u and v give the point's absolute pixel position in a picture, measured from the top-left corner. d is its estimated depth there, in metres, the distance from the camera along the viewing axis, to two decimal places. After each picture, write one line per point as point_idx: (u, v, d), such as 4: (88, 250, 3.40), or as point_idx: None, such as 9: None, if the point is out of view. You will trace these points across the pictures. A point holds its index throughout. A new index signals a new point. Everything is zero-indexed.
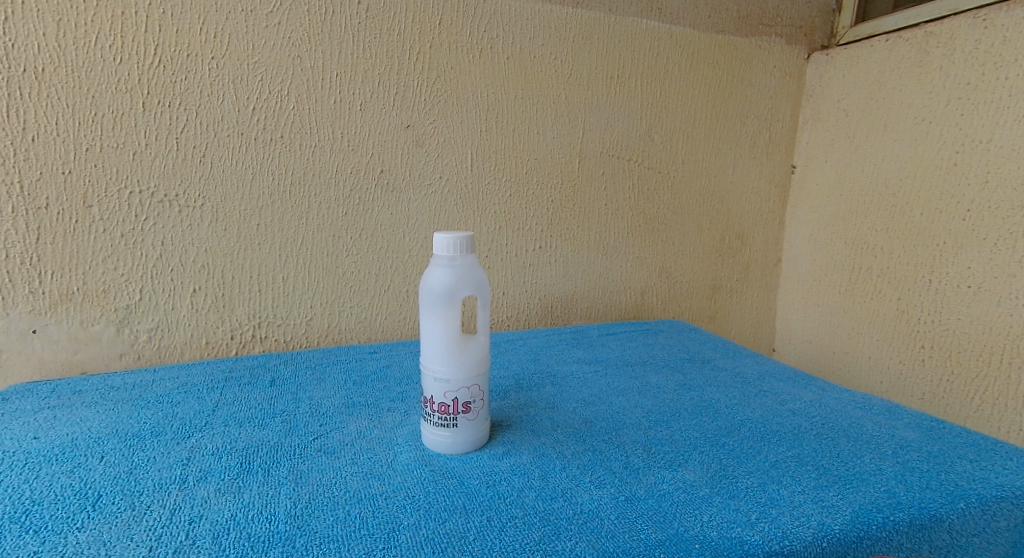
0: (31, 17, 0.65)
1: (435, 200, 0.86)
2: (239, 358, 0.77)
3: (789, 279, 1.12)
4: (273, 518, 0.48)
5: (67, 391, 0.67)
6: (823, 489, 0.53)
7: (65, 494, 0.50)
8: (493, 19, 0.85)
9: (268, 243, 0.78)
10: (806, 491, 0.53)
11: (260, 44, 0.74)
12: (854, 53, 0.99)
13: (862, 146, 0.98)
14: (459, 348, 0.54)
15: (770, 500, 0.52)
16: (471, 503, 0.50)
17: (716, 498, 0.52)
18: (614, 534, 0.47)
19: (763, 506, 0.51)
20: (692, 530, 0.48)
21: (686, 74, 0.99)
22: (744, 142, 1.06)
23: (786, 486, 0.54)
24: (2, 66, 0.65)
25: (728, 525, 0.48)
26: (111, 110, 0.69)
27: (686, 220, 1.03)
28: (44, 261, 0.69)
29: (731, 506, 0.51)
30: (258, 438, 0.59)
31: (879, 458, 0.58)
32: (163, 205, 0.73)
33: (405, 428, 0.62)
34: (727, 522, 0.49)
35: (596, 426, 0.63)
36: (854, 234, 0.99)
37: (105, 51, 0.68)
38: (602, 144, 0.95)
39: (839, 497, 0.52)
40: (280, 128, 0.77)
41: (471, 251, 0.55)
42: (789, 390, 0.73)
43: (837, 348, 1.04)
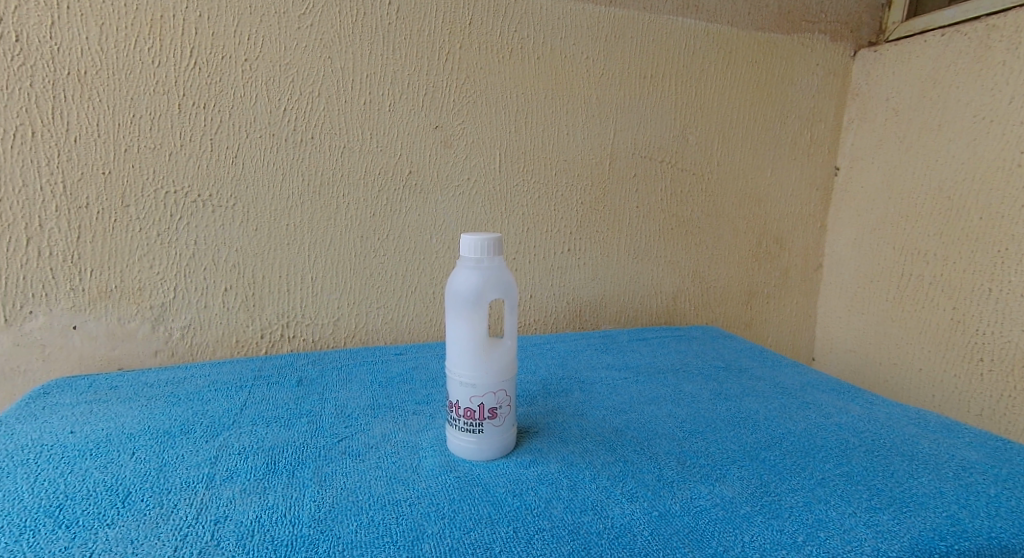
0: (75, 21, 0.67)
1: (464, 201, 0.85)
2: (268, 357, 0.78)
3: (830, 285, 1.08)
4: (296, 521, 0.48)
5: (104, 387, 0.69)
6: (877, 511, 0.50)
7: (97, 489, 0.51)
8: (524, 18, 0.84)
9: (298, 243, 0.79)
10: (858, 513, 0.50)
11: (292, 45, 0.75)
12: (905, 49, 0.94)
13: (914, 147, 0.93)
14: (485, 352, 0.53)
15: (819, 522, 0.49)
16: (497, 513, 0.49)
17: (757, 518, 0.49)
18: (647, 553, 0.46)
19: (810, 528, 0.49)
20: (732, 551, 0.46)
21: (723, 73, 0.96)
22: (784, 142, 1.02)
23: (834, 506, 0.51)
24: (47, 69, 0.67)
25: (772, 548, 0.46)
26: (149, 112, 0.71)
27: (722, 223, 1.00)
28: (84, 259, 0.72)
29: (775, 526, 0.49)
30: (284, 438, 0.59)
31: (939, 480, 0.55)
32: (197, 205, 0.74)
33: (430, 432, 0.61)
34: (771, 545, 0.47)
35: (626, 435, 0.61)
36: (903, 239, 0.95)
37: (144, 54, 0.70)
38: (634, 145, 0.93)
39: (895, 522, 0.49)
40: (310, 129, 0.77)
41: (499, 254, 0.54)
42: (833, 402, 0.70)
43: (884, 359, 0.99)
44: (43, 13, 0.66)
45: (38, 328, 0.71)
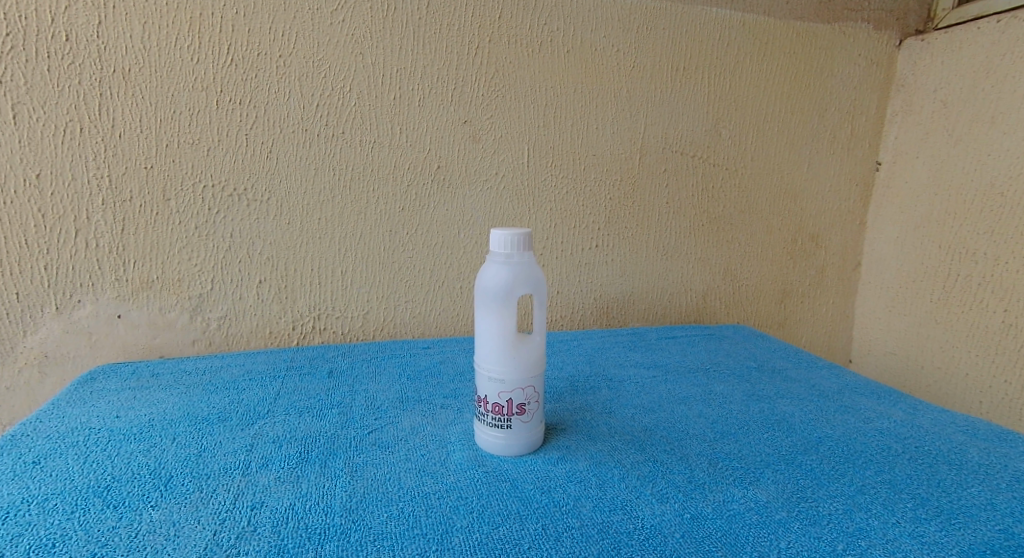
0: (121, 21, 0.70)
1: (492, 196, 0.85)
2: (300, 348, 0.81)
3: (870, 285, 1.04)
4: (329, 510, 0.48)
5: (146, 374, 0.72)
6: (923, 522, 0.49)
7: (142, 472, 0.52)
8: (555, 10, 0.83)
9: (329, 237, 0.81)
10: (902, 523, 0.48)
11: (324, 41, 0.76)
12: (957, 36, 0.89)
13: (963, 140, 0.88)
14: (514, 348, 0.53)
15: (860, 531, 0.48)
16: (526, 510, 0.49)
17: (793, 524, 0.48)
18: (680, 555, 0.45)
19: (850, 536, 0.47)
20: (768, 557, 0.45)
21: (758, 65, 0.93)
22: (822, 136, 0.98)
23: (876, 515, 0.49)
24: (94, 68, 0.70)
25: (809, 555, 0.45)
26: (188, 108, 0.73)
27: (755, 220, 0.98)
28: (129, 250, 0.75)
29: (813, 533, 0.47)
30: (316, 429, 0.59)
31: (991, 491, 0.52)
32: (233, 199, 0.77)
33: (458, 426, 0.61)
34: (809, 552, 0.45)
35: (656, 434, 0.60)
36: (950, 238, 0.90)
37: (184, 52, 0.72)
38: (664, 140, 0.91)
39: (942, 534, 0.47)
40: (342, 124, 0.78)
41: (529, 249, 0.53)
42: (873, 407, 0.68)
43: (927, 362, 0.95)
44: (91, 13, 0.69)
45: (86, 316, 0.75)
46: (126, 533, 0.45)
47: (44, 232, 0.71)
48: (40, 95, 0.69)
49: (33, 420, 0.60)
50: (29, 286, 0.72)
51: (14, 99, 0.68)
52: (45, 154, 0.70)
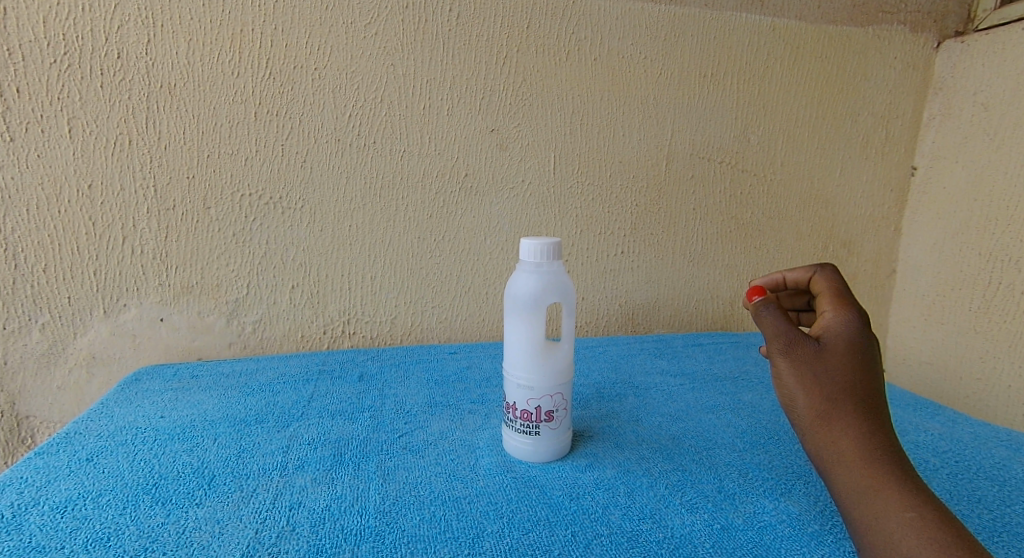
0: (169, 38, 0.73)
1: (518, 203, 0.86)
2: (330, 353, 0.83)
3: (905, 293, 1.01)
4: (364, 512, 0.49)
5: (186, 376, 0.74)
6: None
7: (186, 471, 0.54)
8: (582, 19, 0.83)
9: (359, 244, 0.83)
10: None
11: (357, 54, 0.78)
12: (999, 38, 0.87)
13: (1006, 145, 0.86)
14: (543, 356, 0.53)
15: None
16: (554, 516, 0.49)
17: (827, 537, 0.48)
18: None
19: None
20: None
21: (789, 70, 0.92)
22: (855, 141, 0.96)
23: None
24: (143, 83, 0.73)
25: None
26: (228, 120, 0.76)
27: (784, 226, 0.96)
28: (171, 257, 0.78)
29: (846, 547, 0.47)
30: (348, 431, 0.61)
31: None
32: (269, 207, 0.79)
33: (486, 431, 0.62)
34: None
35: (684, 443, 0.60)
36: (991, 245, 0.88)
37: (226, 67, 0.75)
38: (692, 146, 0.91)
39: None
40: (373, 134, 0.80)
41: (559, 258, 0.53)
42: (909, 419, 0.66)
43: (966, 374, 0.93)
44: (141, 32, 0.72)
45: (130, 320, 0.78)
46: (174, 530, 0.47)
47: (95, 239, 0.75)
48: (92, 109, 0.72)
49: (84, 419, 0.63)
50: (79, 290, 0.76)
51: (69, 114, 0.72)
52: (96, 164, 0.73)
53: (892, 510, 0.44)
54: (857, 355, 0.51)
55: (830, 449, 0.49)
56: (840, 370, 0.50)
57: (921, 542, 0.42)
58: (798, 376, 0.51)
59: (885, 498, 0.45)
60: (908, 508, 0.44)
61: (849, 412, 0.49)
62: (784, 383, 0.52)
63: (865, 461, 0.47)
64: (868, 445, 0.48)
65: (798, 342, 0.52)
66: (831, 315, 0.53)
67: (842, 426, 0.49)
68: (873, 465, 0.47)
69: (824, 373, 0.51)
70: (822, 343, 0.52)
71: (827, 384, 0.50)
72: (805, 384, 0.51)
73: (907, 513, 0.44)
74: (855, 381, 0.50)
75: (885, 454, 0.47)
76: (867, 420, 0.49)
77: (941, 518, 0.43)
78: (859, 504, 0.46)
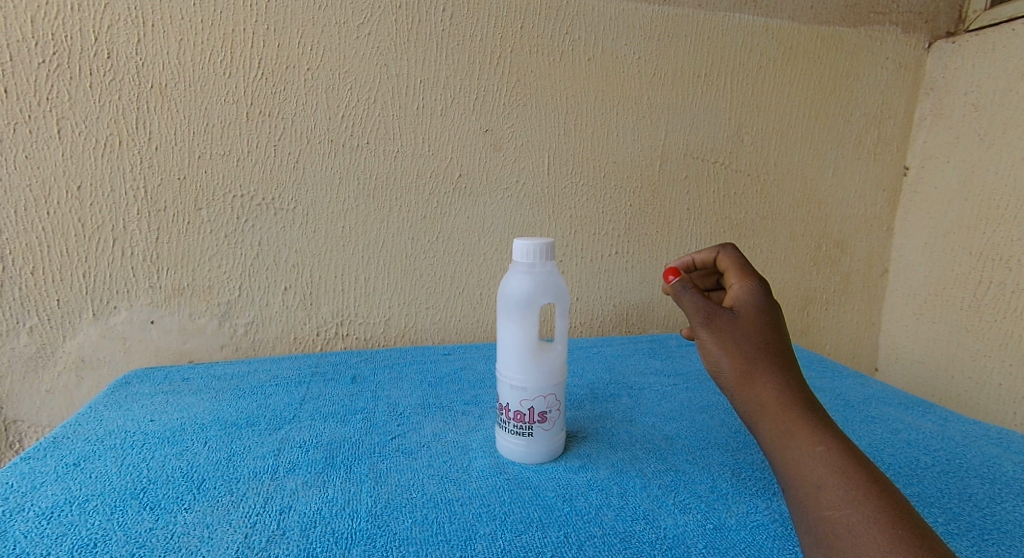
0: (159, 38, 0.72)
1: (512, 203, 0.86)
2: (323, 354, 0.82)
3: (897, 292, 1.02)
4: (355, 515, 0.49)
5: (177, 379, 0.74)
6: (955, 537, 0.48)
7: (175, 475, 0.54)
8: (576, 19, 0.83)
9: (352, 245, 0.82)
10: None
11: (350, 54, 0.78)
12: (989, 39, 0.87)
13: (996, 144, 0.86)
14: (536, 356, 0.53)
15: None
16: (547, 517, 0.49)
17: None
18: None
19: None
20: None
21: (782, 70, 0.92)
22: (848, 141, 0.97)
23: None
24: (133, 83, 0.72)
25: None
26: (220, 121, 0.76)
27: (777, 226, 0.97)
28: (162, 259, 0.77)
29: None
30: (340, 434, 0.61)
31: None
32: (261, 208, 0.79)
33: (480, 432, 0.61)
34: None
35: (677, 444, 0.60)
36: (982, 244, 0.88)
37: (217, 67, 0.74)
38: (685, 146, 0.91)
39: (974, 549, 0.46)
40: (366, 134, 0.80)
41: (552, 258, 0.53)
42: (901, 418, 0.66)
43: (958, 372, 0.93)
44: (131, 32, 0.71)
45: (120, 322, 0.78)
46: (162, 535, 0.47)
47: (84, 241, 0.74)
48: (82, 109, 0.72)
49: (73, 423, 0.62)
50: (69, 293, 0.75)
51: (58, 115, 0.71)
52: (86, 166, 0.73)
53: (804, 447, 0.48)
54: (766, 316, 0.54)
55: (751, 402, 0.51)
56: (754, 332, 0.53)
57: (829, 473, 0.46)
58: (720, 342, 0.53)
59: (798, 438, 0.48)
60: (819, 444, 0.47)
61: (767, 365, 0.52)
62: (708, 352, 0.53)
63: (783, 408, 0.50)
64: (783, 392, 0.50)
65: (716, 315, 0.54)
66: (736, 284, 0.56)
67: (761, 379, 0.51)
68: (790, 410, 0.50)
69: (741, 336, 0.53)
70: (735, 312, 0.54)
71: (746, 346, 0.52)
72: (727, 349, 0.53)
73: (817, 449, 0.47)
74: (767, 339, 0.53)
75: (799, 399, 0.50)
76: (781, 370, 0.52)
77: (846, 450, 0.47)
78: (777, 447, 0.49)
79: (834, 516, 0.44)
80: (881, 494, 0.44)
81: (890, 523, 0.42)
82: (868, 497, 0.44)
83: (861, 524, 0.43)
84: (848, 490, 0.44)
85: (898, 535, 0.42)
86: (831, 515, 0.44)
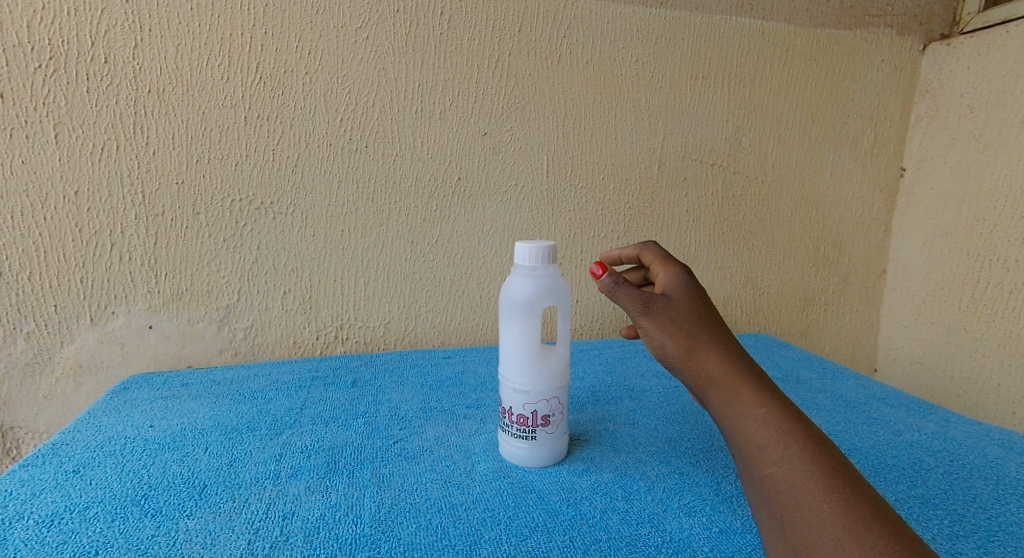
0: (157, 42, 0.72)
1: (511, 206, 0.86)
2: (323, 359, 0.82)
3: (896, 293, 1.02)
4: (359, 521, 0.49)
5: (176, 384, 0.73)
6: (960, 538, 0.48)
7: (176, 481, 0.53)
8: (574, 23, 0.83)
9: (351, 249, 0.82)
10: (939, 539, 0.47)
11: (348, 57, 0.77)
12: (984, 41, 0.88)
13: (992, 145, 0.87)
14: (538, 359, 0.53)
15: None
16: (552, 522, 0.49)
17: None
18: None
19: None
20: None
21: (779, 73, 0.92)
22: (845, 143, 0.97)
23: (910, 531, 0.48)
24: (130, 88, 0.72)
25: None
26: (218, 125, 0.75)
27: (776, 227, 0.97)
28: (160, 264, 0.77)
29: None
30: (342, 439, 0.60)
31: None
32: (260, 212, 0.78)
33: (482, 436, 0.61)
34: None
35: (680, 446, 0.60)
36: (979, 245, 0.89)
37: (215, 71, 0.74)
38: (684, 149, 0.91)
39: (980, 551, 0.46)
40: (364, 138, 0.80)
41: (553, 261, 0.53)
42: (902, 418, 0.67)
43: (956, 372, 0.93)
44: (128, 36, 0.71)
45: (118, 327, 0.77)
46: (164, 542, 0.46)
47: (82, 246, 0.74)
48: (79, 114, 0.71)
49: (71, 429, 0.62)
50: (66, 298, 0.75)
51: (54, 119, 0.71)
52: (83, 170, 0.72)
53: (748, 410, 0.47)
54: (697, 294, 0.54)
55: (697, 374, 0.51)
56: (690, 312, 0.52)
57: (771, 434, 0.45)
58: (659, 324, 0.52)
59: (743, 402, 0.48)
60: (762, 407, 0.47)
61: (708, 337, 0.51)
62: (651, 337, 0.53)
63: (728, 375, 0.49)
64: (727, 360, 0.50)
65: (651, 302, 0.53)
66: (661, 269, 0.56)
67: (704, 350, 0.51)
68: (734, 375, 0.49)
69: (678, 316, 0.52)
70: (668, 296, 0.53)
71: (684, 324, 0.52)
72: (667, 329, 0.52)
73: (761, 411, 0.47)
74: (703, 315, 0.53)
75: (743, 365, 0.50)
76: (722, 341, 0.51)
77: (787, 410, 0.47)
78: (724, 413, 0.49)
79: (776, 475, 0.44)
80: (822, 451, 0.44)
81: (829, 479, 0.42)
82: (809, 455, 0.44)
83: (801, 481, 0.43)
84: (789, 449, 0.44)
85: (836, 490, 0.42)
86: (773, 474, 0.44)
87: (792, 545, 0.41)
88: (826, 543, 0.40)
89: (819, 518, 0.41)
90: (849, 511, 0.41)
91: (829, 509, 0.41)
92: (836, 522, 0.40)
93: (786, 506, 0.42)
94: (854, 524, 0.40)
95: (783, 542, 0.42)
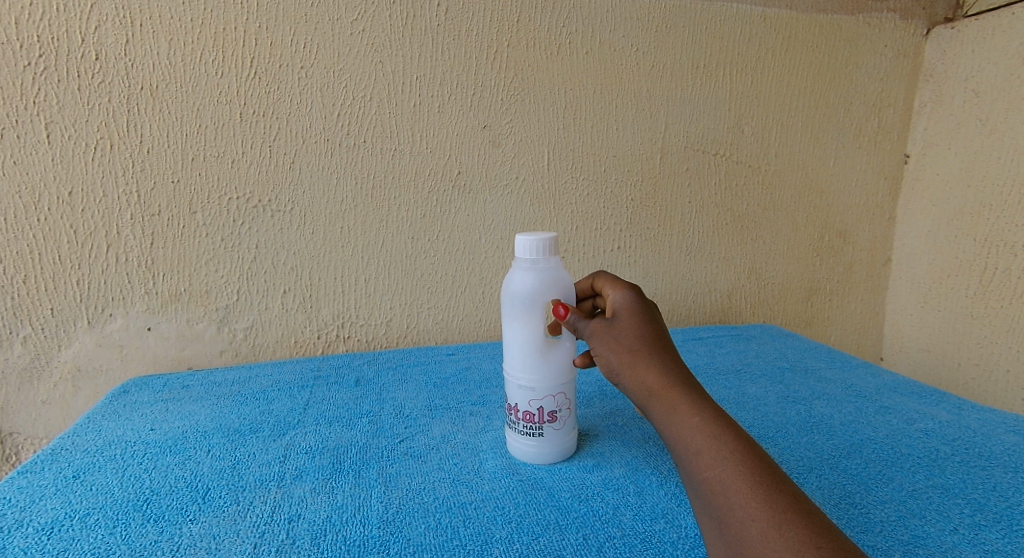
0: (148, 38, 0.71)
1: (512, 200, 0.85)
2: (326, 358, 0.81)
3: (901, 281, 1.01)
4: (366, 522, 0.48)
5: (177, 386, 0.72)
6: (982, 528, 0.47)
7: (179, 485, 0.52)
8: (573, 12, 0.82)
9: (351, 246, 0.81)
10: (961, 530, 0.47)
11: (344, 51, 0.76)
12: (989, 23, 0.87)
13: (999, 130, 0.86)
14: (543, 354, 0.52)
15: (915, 539, 0.46)
16: (564, 519, 0.48)
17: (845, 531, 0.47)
18: None
19: (907, 544, 0.45)
20: None
21: (781, 60, 0.91)
22: (848, 130, 0.96)
23: (931, 521, 0.48)
24: (122, 85, 0.71)
25: None
26: (213, 122, 0.74)
27: (780, 217, 0.96)
28: (158, 264, 0.76)
29: (864, 542, 0.46)
30: (347, 438, 0.59)
31: None
32: (258, 210, 0.77)
33: (490, 433, 0.60)
34: None
35: None
36: (986, 231, 0.88)
37: (209, 67, 0.73)
38: (686, 139, 0.90)
39: (1004, 541, 0.45)
40: (362, 133, 0.78)
41: (554, 254, 0.52)
42: (914, 407, 0.66)
43: (964, 359, 0.93)
44: (119, 32, 0.70)
45: (117, 330, 0.76)
46: (167, 547, 0.45)
47: (77, 248, 0.73)
48: (71, 113, 0.70)
49: (71, 434, 0.61)
50: (62, 301, 0.73)
51: (46, 119, 0.69)
52: (77, 171, 0.71)
53: (683, 418, 0.46)
54: (643, 311, 0.52)
55: (636, 387, 0.49)
56: (634, 330, 0.51)
57: (705, 440, 0.44)
58: (603, 341, 0.51)
59: (678, 411, 0.47)
60: (697, 415, 0.46)
61: (649, 351, 0.50)
62: (598, 356, 0.51)
63: (666, 387, 0.48)
64: (664, 372, 0.49)
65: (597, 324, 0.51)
66: (610, 291, 0.55)
67: (645, 363, 0.49)
68: (671, 387, 0.48)
69: (621, 334, 0.51)
70: (614, 317, 0.52)
71: (628, 340, 0.50)
72: (610, 345, 0.50)
73: (695, 419, 0.46)
74: (647, 332, 0.51)
75: (679, 376, 0.49)
76: (663, 353, 0.50)
77: (721, 417, 0.46)
78: (663, 423, 0.47)
79: (710, 479, 0.43)
80: (753, 455, 0.43)
81: (760, 478, 0.42)
82: (742, 459, 0.43)
83: (734, 483, 0.42)
84: (722, 452, 0.43)
85: (767, 490, 0.41)
86: (709, 477, 0.43)
87: (730, 544, 0.40)
88: (756, 540, 0.39)
89: (750, 517, 0.40)
90: (777, 507, 0.40)
91: (759, 507, 0.40)
92: (764, 519, 0.40)
93: (722, 506, 0.41)
94: (780, 520, 0.39)
95: (721, 540, 0.41)
